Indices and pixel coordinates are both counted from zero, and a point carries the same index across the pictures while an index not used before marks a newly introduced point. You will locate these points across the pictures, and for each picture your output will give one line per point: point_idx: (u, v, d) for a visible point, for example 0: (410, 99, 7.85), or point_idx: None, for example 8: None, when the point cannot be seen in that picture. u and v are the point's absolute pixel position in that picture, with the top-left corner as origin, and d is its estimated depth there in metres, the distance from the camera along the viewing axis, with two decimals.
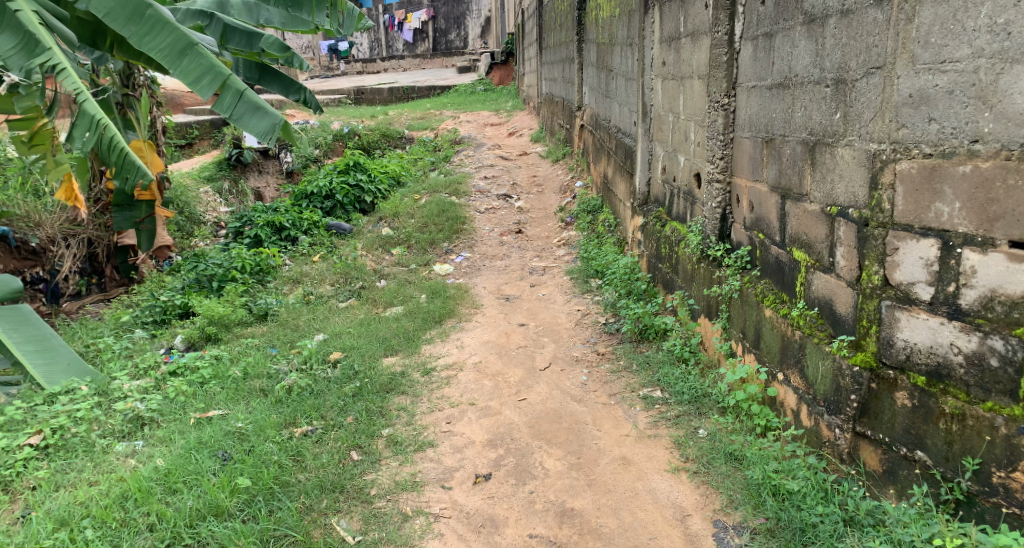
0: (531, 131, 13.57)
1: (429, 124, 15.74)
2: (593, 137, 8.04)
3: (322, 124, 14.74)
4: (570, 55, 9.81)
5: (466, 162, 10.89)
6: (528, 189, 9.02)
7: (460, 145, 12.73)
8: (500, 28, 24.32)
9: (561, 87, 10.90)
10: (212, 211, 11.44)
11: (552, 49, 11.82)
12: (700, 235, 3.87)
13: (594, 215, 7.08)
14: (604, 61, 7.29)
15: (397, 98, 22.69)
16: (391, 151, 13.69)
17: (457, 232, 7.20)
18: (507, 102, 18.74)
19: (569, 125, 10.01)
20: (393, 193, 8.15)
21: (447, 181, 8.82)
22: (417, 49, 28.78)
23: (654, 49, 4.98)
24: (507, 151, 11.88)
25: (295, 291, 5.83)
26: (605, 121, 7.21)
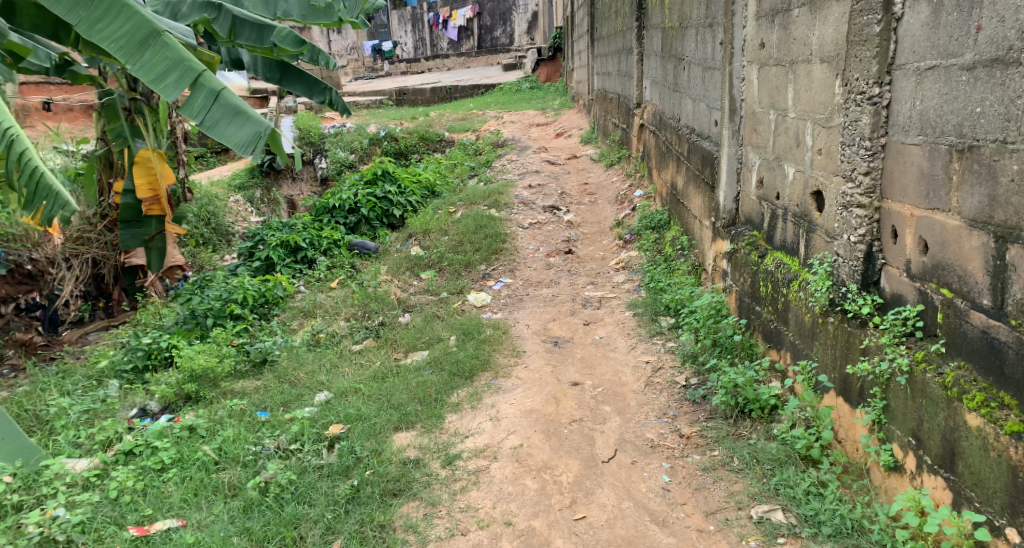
0: (580, 132, 12.56)
1: (471, 126, 14.83)
2: (656, 139, 6.98)
3: (358, 127, 13.92)
4: (628, 46, 8.79)
5: (509, 167, 9.92)
6: (577, 198, 7.99)
7: (504, 148, 11.77)
8: (547, 23, 23.33)
9: (615, 83, 9.86)
10: (241, 222, 10.67)
11: (605, 40, 10.77)
12: (828, 281, 2.77)
13: (660, 232, 6.01)
14: (674, 51, 6.25)
15: (441, 99, 21.90)
16: (431, 156, 12.81)
17: (497, 253, 6.22)
18: (554, 101, 17.74)
19: (624, 126, 8.96)
20: (424, 207, 7.23)
21: (487, 191, 7.83)
22: (462, 47, 27.97)
23: (751, 27, 3.94)
24: (554, 154, 10.89)
25: (305, 328, 4.86)
26: (674, 121, 6.18)
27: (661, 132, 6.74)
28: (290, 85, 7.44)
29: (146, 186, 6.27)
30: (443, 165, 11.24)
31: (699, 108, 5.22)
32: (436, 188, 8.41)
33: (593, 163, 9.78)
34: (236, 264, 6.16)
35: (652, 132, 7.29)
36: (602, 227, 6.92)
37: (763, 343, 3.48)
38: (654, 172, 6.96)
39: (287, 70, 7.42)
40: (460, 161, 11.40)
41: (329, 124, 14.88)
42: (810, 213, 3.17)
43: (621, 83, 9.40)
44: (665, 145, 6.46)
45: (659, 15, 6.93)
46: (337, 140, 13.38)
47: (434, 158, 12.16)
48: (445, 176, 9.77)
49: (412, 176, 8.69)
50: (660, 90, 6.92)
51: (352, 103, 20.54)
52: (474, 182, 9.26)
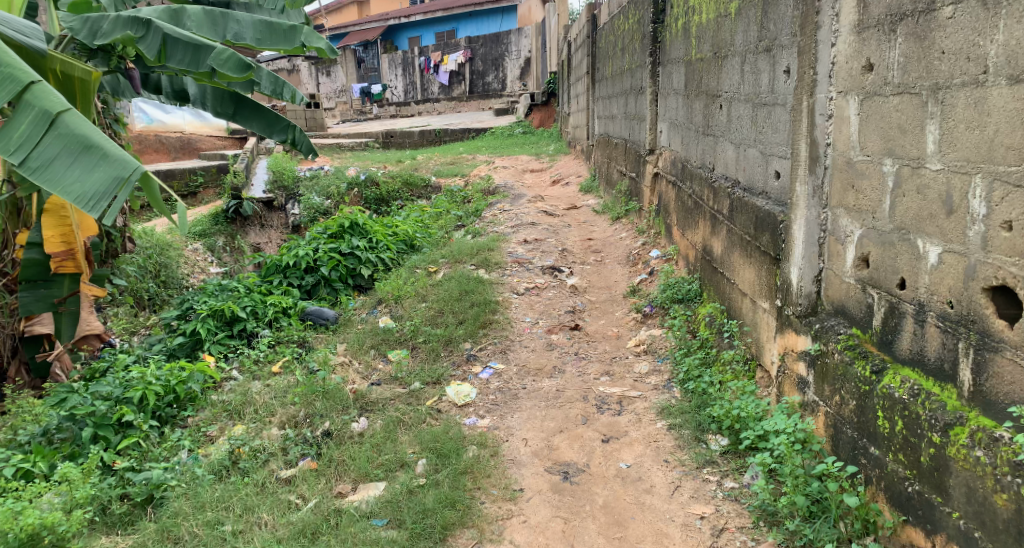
0: (579, 180, 11.48)
1: (459, 171, 13.75)
2: (679, 190, 5.88)
3: (336, 171, 12.80)
4: (639, 84, 7.76)
5: (502, 217, 8.78)
6: (581, 257, 6.84)
7: (495, 196, 10.66)
8: (541, 68, 22.51)
9: (622, 127, 8.82)
10: (197, 273, 9.49)
11: (608, 80, 9.76)
12: None
13: (691, 306, 4.85)
14: (705, 86, 5.19)
15: (429, 142, 20.98)
16: (415, 203, 11.69)
17: (484, 327, 5.03)
18: (549, 146, 16.73)
19: (634, 174, 7.87)
20: (399, 266, 6.09)
21: (475, 247, 6.66)
22: (453, 92, 27.15)
23: (846, 44, 2.86)
24: (552, 203, 9.77)
25: (224, 438, 3.59)
26: (705, 169, 5.10)
27: (686, 182, 5.64)
28: (246, 121, 6.40)
29: (58, 238, 5.01)
30: (427, 214, 10.12)
31: (747, 154, 4.14)
32: (413, 241, 7.23)
33: (596, 216, 8.66)
34: (154, 339, 4.84)
35: (672, 181, 6.20)
36: (613, 296, 5.75)
37: (892, 509, 2.40)
38: (676, 229, 5.84)
39: (243, 102, 6.38)
40: (446, 210, 10.28)
41: (305, 167, 13.73)
42: (986, 318, 2.15)
43: (629, 126, 8.35)
44: (693, 198, 5.36)
45: (684, 47, 5.90)
46: (312, 185, 12.26)
47: (417, 206, 11.04)
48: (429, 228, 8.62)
49: (382, 224, 7.53)
50: (684, 133, 5.85)
51: (335, 145, 19.49)
52: (460, 234, 8.12)
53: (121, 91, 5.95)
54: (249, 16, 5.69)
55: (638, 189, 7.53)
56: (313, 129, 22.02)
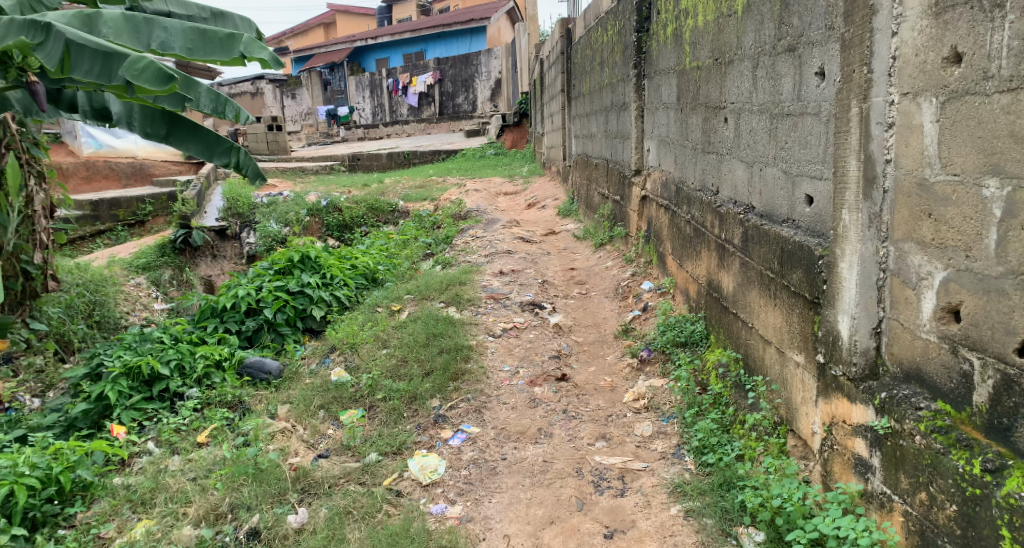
0: (555, 203, 10.84)
1: (429, 194, 13.06)
2: (675, 216, 5.23)
3: (296, 196, 12.02)
4: (621, 100, 7.14)
5: (474, 244, 8.08)
6: (564, 289, 6.17)
7: (467, 221, 10.00)
8: (512, 89, 21.96)
9: (602, 146, 8.21)
10: (139, 311, 8.66)
11: (586, 97, 9.14)
12: None
13: (697, 352, 4.22)
14: (704, 97, 4.55)
15: (398, 165, 20.35)
16: (380, 229, 11.01)
17: (455, 379, 4.35)
18: (522, 168, 16.11)
19: (617, 197, 7.24)
20: (356, 306, 5.46)
21: (445, 281, 5.95)
22: (422, 113, 26.52)
23: (918, 32, 2.20)
24: (528, 228, 9.11)
25: (122, 541, 3.04)
26: (708, 192, 4.46)
27: (683, 206, 4.99)
28: (182, 141, 5.79)
29: None
30: (393, 242, 9.40)
31: (766, 174, 3.50)
32: (373, 273, 6.48)
33: (576, 242, 8.00)
34: (56, 404, 4.11)
35: (663, 206, 5.58)
36: (603, 337, 5.08)
37: None
38: (672, 260, 5.21)
39: (177, 119, 5.80)
40: (414, 237, 9.56)
41: (262, 193, 12.93)
42: None
43: (610, 145, 7.72)
44: (693, 225, 4.71)
45: (675, 56, 5.29)
46: (269, 212, 11.51)
47: (383, 233, 10.33)
48: (392, 257, 7.88)
49: (338, 254, 6.79)
50: (677, 151, 5.21)
51: (299, 169, 18.72)
52: (428, 264, 7.41)
53: (30, 108, 5.19)
54: (178, 23, 5.08)
55: (624, 213, 6.89)
56: (276, 152, 21.22)
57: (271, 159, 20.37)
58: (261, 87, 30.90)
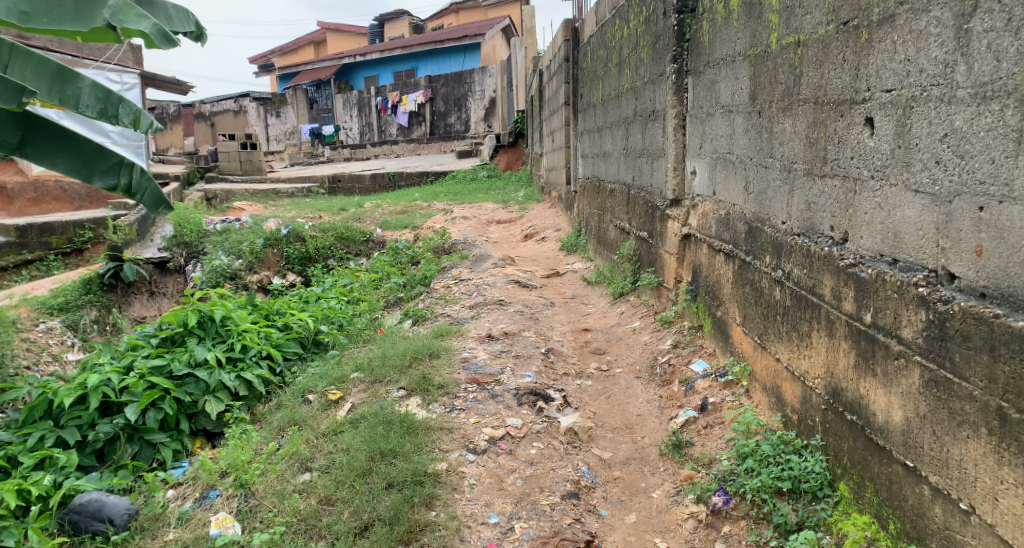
0: (557, 235, 9.18)
1: (410, 222, 11.41)
2: (747, 269, 3.57)
3: (252, 223, 10.23)
4: (650, 107, 5.52)
5: (457, 289, 6.40)
6: (577, 364, 4.51)
7: (451, 255, 8.37)
8: (507, 108, 20.41)
9: (618, 168, 6.59)
10: (43, 364, 6.92)
11: (596, 108, 7.53)
12: None
13: (814, 512, 2.52)
14: (807, 88, 2.89)
15: (382, 188, 18.85)
16: (350, 264, 9.44)
17: (408, 542, 2.73)
18: (517, 192, 14.48)
19: (644, 233, 5.59)
20: (284, 395, 3.86)
21: (411, 350, 4.26)
22: (412, 133, 24.98)
23: None
24: (525, 266, 7.46)
25: None
26: (823, 236, 2.79)
27: (765, 256, 3.33)
28: (45, 155, 4.31)
29: None
30: (360, 280, 7.70)
31: (989, 210, 1.99)
32: (312, 333, 4.73)
33: (587, 290, 6.34)
34: None
35: (725, 253, 3.95)
36: (642, 450, 3.42)
37: None
38: (743, 334, 3.56)
39: (39, 124, 4.32)
40: (385, 276, 7.85)
41: (216, 218, 11.26)
42: None
43: (631, 166, 6.07)
44: (788, 288, 3.04)
45: (745, 37, 3.62)
46: (220, 241, 9.80)
47: (350, 269, 8.58)
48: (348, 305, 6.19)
49: (266, 303, 5.04)
50: (754, 172, 3.54)
51: (272, 191, 17.06)
52: (394, 317, 5.73)
53: None
54: None
55: (655, 256, 5.23)
56: (250, 172, 19.62)
57: (244, 179, 18.71)
58: (242, 104, 29.29)
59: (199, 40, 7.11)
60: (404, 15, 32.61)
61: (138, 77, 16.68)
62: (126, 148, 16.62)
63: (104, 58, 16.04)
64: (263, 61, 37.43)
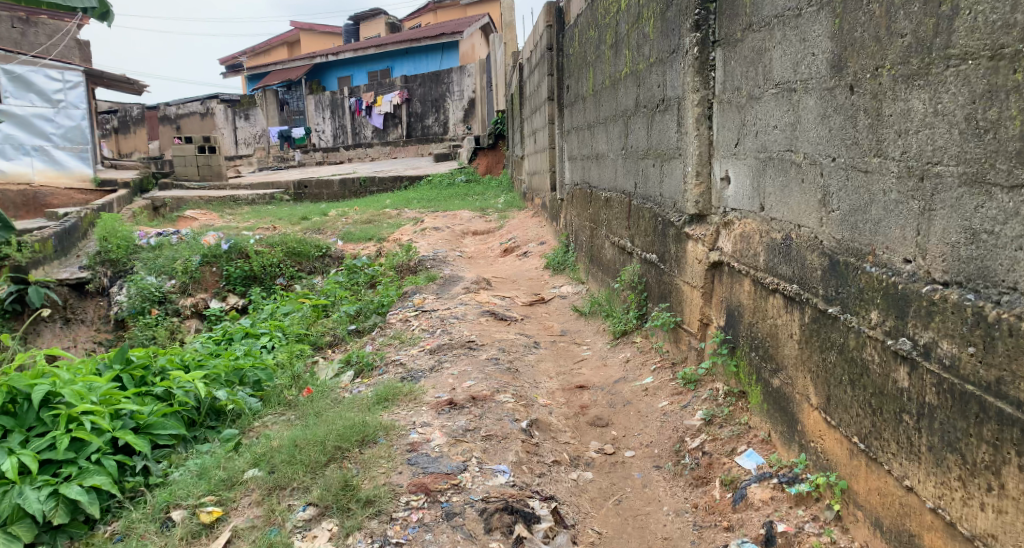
0: (541, 250, 7.99)
1: (375, 234, 10.38)
2: (833, 326, 2.37)
3: (189, 236, 9.56)
4: (659, 95, 4.33)
5: (417, 324, 5.19)
6: (571, 444, 3.30)
7: (417, 276, 7.16)
8: (487, 110, 19.20)
9: (614, 172, 5.41)
10: None
11: (586, 100, 6.33)
12: None
13: None
14: (968, 37, 1.78)
15: (352, 194, 17.66)
16: (310, 282, 8.56)
17: None
18: (496, 199, 13.30)
19: (653, 256, 4.40)
20: (131, 513, 2.77)
21: (338, 429, 3.03)
22: (388, 136, 23.73)
23: None
24: (504, 290, 6.26)
25: None
26: (1007, 293, 1.73)
27: (871, 311, 2.14)
28: None
29: None
30: (304, 306, 6.72)
31: None
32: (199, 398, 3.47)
33: (578, 325, 5.14)
34: None
35: (787, 296, 2.74)
36: None
37: None
38: (826, 424, 2.37)
39: None
40: (321, 294, 7.22)
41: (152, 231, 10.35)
42: None
43: (634, 170, 4.88)
44: (921, 374, 1.92)
45: None
46: (150, 258, 9.16)
47: (297, 291, 7.45)
48: (275, 340, 5.29)
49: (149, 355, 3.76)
50: (842, 178, 2.36)
51: (230, 198, 15.90)
52: (328, 368, 4.52)
53: None
54: None
55: (671, 287, 4.04)
56: (207, 177, 18.70)
57: (202, 187, 17.47)
58: (210, 106, 28.10)
59: (104, 19, 5.84)
60: (380, 13, 31.32)
61: (83, 75, 15.27)
62: (69, 152, 15.22)
63: (46, 56, 14.66)
64: (234, 61, 36.04)
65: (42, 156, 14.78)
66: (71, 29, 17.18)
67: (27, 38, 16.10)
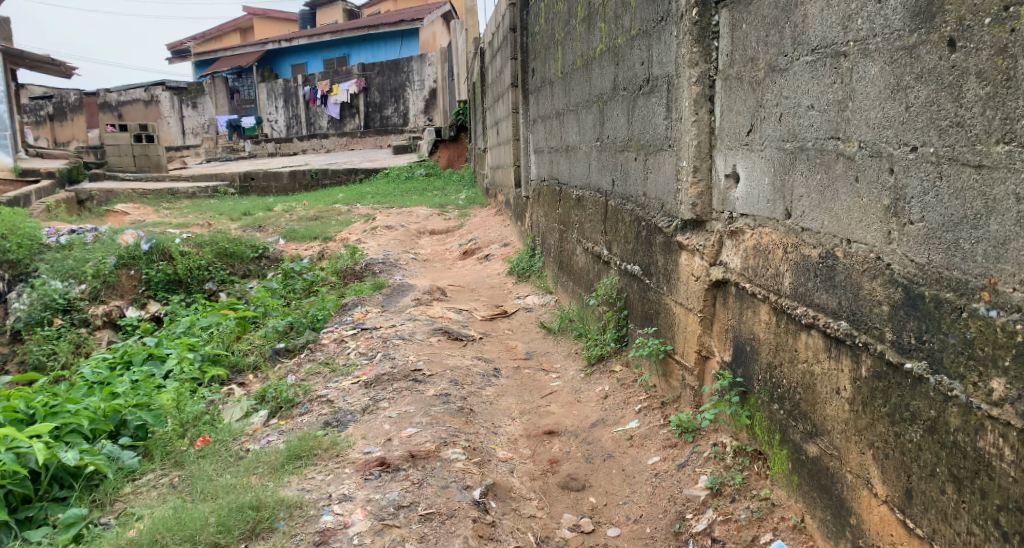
0: (505, 252, 7.25)
1: (322, 233, 9.73)
2: (916, 391, 1.70)
3: (106, 239, 9.19)
4: (643, 72, 3.61)
5: (356, 347, 4.41)
6: (538, 519, 2.56)
7: (362, 284, 6.39)
8: (448, 100, 18.36)
9: (587, 166, 4.71)
10: None
11: (553, 84, 5.60)
12: None
13: None
14: None
15: (303, 187, 16.75)
16: (244, 286, 7.92)
17: None
18: (457, 194, 12.51)
19: (637, 268, 3.67)
20: None
21: (219, 512, 2.44)
22: (345, 127, 22.77)
23: None
24: (461, 301, 5.51)
25: None
26: None
27: (994, 382, 1.51)
28: None
29: None
30: (228, 318, 6.30)
31: None
32: (31, 466, 2.83)
33: (547, 346, 4.40)
34: None
35: (827, 333, 1.99)
36: None
37: None
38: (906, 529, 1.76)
39: None
40: (248, 303, 6.86)
41: (62, 237, 9.81)
42: None
43: (613, 165, 4.15)
44: None
45: None
46: (60, 261, 8.79)
47: (222, 302, 6.91)
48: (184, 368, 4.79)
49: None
50: (929, 174, 1.66)
51: (169, 191, 14.95)
52: (237, 406, 3.79)
53: None
54: None
55: (660, 306, 3.30)
56: (146, 169, 17.65)
57: (141, 180, 16.45)
58: (153, 93, 26.40)
59: None
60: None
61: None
62: None
63: None
64: (183, 48, 34.58)
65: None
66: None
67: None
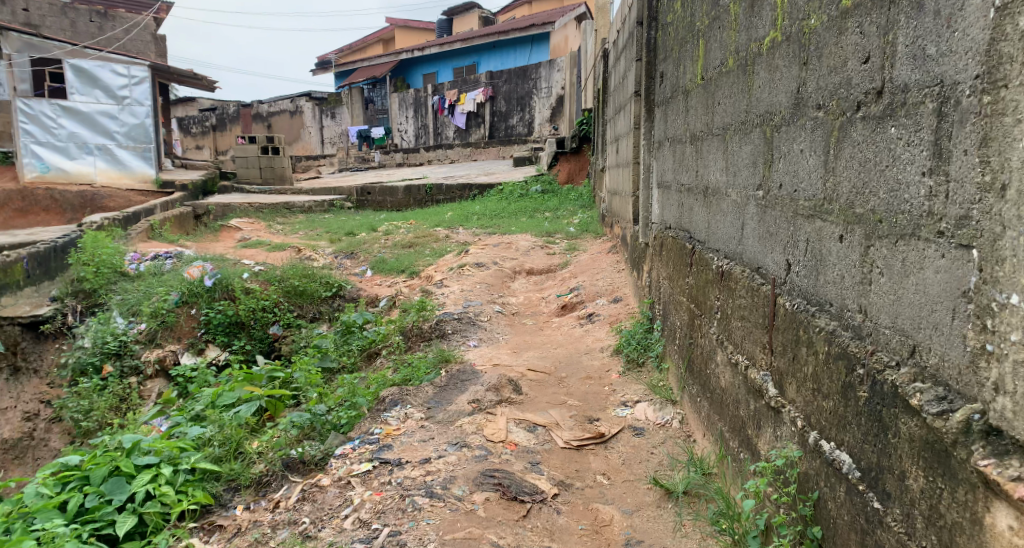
0: (615, 313, 5.51)
1: (410, 265, 8.33)
2: None
3: (175, 268, 8.13)
4: (874, 68, 1.80)
5: (365, 506, 2.85)
6: None
7: (423, 356, 4.83)
8: (574, 108, 16.65)
9: (739, 223, 2.91)
10: None
11: (688, 95, 3.84)
12: None
13: None
14: None
15: (415, 202, 15.57)
16: (312, 335, 6.59)
17: None
18: (571, 218, 10.76)
19: (846, 459, 1.87)
20: None
21: None
22: (469, 137, 21.66)
23: None
24: (542, 405, 3.83)
25: None
26: None
27: None
28: None
29: None
30: (256, 397, 4.88)
31: None
32: None
33: (659, 530, 2.66)
34: None
35: None
36: None
37: None
38: None
39: None
40: (293, 370, 5.44)
41: (138, 260, 8.87)
42: None
43: (787, 237, 2.39)
44: None
45: None
46: (131, 289, 7.72)
47: (263, 368, 5.56)
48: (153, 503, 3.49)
49: None
50: None
51: (284, 205, 14.07)
52: None
53: None
54: None
55: None
56: (271, 180, 17.01)
57: (263, 192, 15.89)
58: (299, 103, 26.56)
59: None
60: (474, 8, 29.36)
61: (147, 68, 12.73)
62: (133, 151, 12.95)
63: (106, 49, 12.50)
64: (324, 59, 34.73)
65: (102, 155, 12.69)
66: (148, 23, 15.89)
67: (103, 31, 14.96)
